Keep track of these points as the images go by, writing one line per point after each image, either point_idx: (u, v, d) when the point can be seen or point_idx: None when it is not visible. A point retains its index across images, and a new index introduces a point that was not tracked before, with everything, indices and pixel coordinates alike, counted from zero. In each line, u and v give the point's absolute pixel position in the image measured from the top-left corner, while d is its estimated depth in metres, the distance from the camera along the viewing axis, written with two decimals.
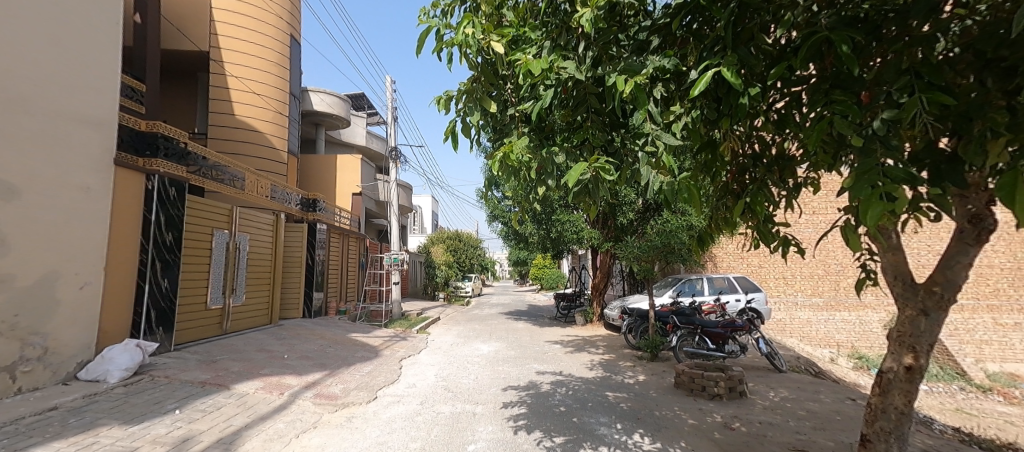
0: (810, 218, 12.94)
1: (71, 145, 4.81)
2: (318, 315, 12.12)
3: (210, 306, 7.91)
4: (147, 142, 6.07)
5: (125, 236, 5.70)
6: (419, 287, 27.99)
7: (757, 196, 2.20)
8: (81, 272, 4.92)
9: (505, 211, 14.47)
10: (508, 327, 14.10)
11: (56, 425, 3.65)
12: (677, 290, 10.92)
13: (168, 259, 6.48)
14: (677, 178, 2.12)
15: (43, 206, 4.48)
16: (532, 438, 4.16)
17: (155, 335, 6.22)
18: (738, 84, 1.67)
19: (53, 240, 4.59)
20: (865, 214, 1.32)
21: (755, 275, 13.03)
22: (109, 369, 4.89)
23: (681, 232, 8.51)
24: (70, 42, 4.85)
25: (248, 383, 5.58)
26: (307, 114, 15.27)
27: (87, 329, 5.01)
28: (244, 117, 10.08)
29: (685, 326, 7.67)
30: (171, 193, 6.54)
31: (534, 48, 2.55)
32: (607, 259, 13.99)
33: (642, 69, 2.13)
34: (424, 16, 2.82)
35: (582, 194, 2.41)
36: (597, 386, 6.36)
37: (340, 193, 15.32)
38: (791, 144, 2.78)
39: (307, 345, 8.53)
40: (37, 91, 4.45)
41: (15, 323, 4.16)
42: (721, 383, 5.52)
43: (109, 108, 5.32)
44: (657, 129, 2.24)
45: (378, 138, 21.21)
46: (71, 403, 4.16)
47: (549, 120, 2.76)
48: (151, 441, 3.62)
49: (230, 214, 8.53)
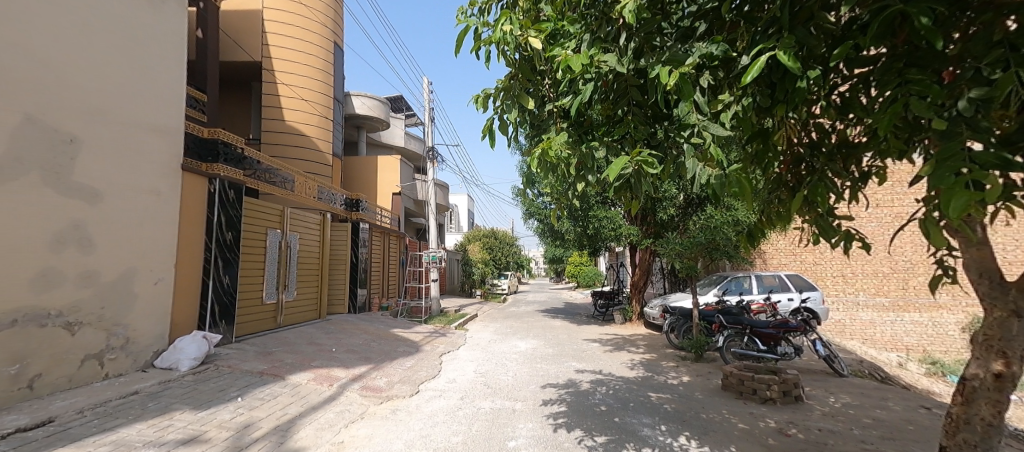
0: (874, 211, 11.99)
1: (143, 152, 5.22)
2: (362, 311, 12.61)
3: (265, 300, 8.43)
4: (209, 149, 6.55)
5: (191, 237, 6.17)
6: (456, 284, 28.67)
7: (817, 187, 2.06)
8: (155, 269, 5.37)
9: (542, 208, 14.43)
10: (545, 324, 14.12)
11: (136, 408, 4.02)
12: (723, 289, 10.42)
13: (229, 257, 6.96)
14: (727, 171, 2.01)
15: (122, 208, 4.91)
16: (573, 437, 4.12)
17: (218, 328, 6.69)
18: (796, 67, 1.56)
19: (131, 238, 5.03)
20: (948, 205, 1.20)
21: (809, 273, 12.38)
22: (179, 358, 5.33)
23: (727, 228, 8.20)
24: (142, 57, 5.29)
25: (300, 374, 5.90)
26: (350, 118, 15.92)
27: (162, 320, 5.48)
28: (293, 122, 10.64)
29: (732, 326, 7.30)
30: (230, 195, 6.99)
31: (573, 42, 2.55)
32: (647, 256, 13.66)
33: (687, 59, 2.08)
34: (462, 15, 2.88)
35: (622, 188, 2.36)
36: (639, 386, 6.22)
37: (381, 193, 15.88)
38: (853, 131, 2.58)
39: (352, 339, 8.89)
40: (116, 103, 4.89)
41: (101, 315, 4.63)
42: (774, 387, 5.23)
43: (176, 117, 5.75)
44: (704, 120, 2.17)
45: (416, 139, 21.73)
46: (149, 388, 4.57)
47: (588, 114, 2.74)
48: (217, 426, 3.91)
49: (281, 214, 9.03)
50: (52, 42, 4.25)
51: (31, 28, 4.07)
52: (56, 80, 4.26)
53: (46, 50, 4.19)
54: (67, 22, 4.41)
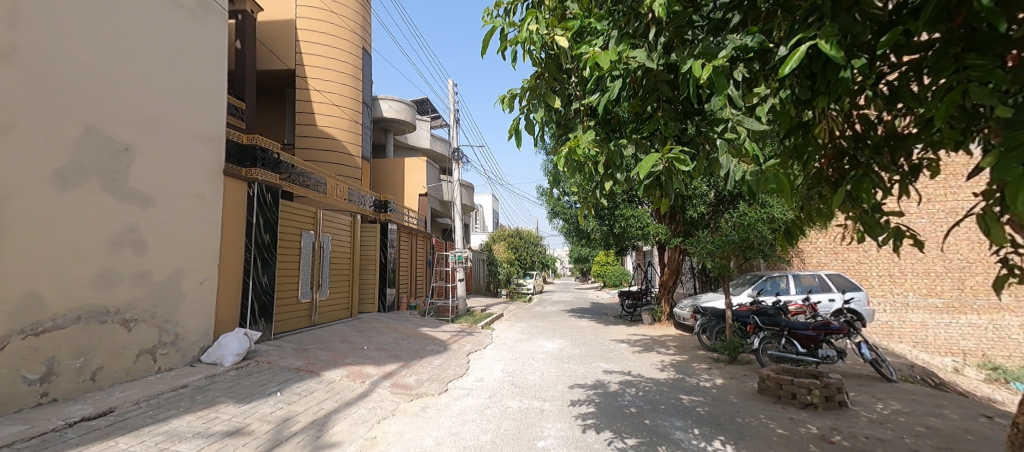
0: (925, 206, 11.26)
1: (188, 158, 5.52)
2: (391, 310, 12.89)
3: (301, 299, 8.76)
4: (248, 154, 6.87)
5: (232, 239, 6.47)
6: (482, 284, 28.87)
7: (863, 182, 1.96)
8: (200, 269, 5.67)
9: (568, 207, 14.34)
10: (571, 324, 14.02)
11: (186, 400, 4.26)
12: (758, 289, 10.02)
13: (267, 257, 7.26)
14: (763, 167, 1.94)
15: (170, 211, 5.21)
16: (602, 438, 4.07)
17: (258, 326, 7.00)
18: (840, 56, 1.49)
19: (179, 240, 5.33)
20: (1015, 199, 1.11)
21: (853, 273, 11.82)
22: (224, 353, 5.61)
23: (762, 226, 7.88)
24: (187, 69, 5.59)
25: (334, 371, 6.10)
26: (378, 121, 16.30)
27: (208, 317, 5.79)
28: (324, 127, 10.99)
29: (769, 328, 7.08)
30: (268, 198, 7.30)
31: (601, 39, 2.52)
32: (676, 255, 13.32)
33: (721, 52, 2.02)
34: (488, 17, 2.90)
35: (652, 186, 2.31)
36: (669, 388, 6.09)
37: (408, 194, 16.20)
38: (902, 121, 2.43)
39: (382, 338, 9.11)
40: (164, 113, 5.18)
41: (153, 312, 4.93)
42: (815, 391, 5.00)
43: (218, 125, 6.05)
44: (739, 115, 2.10)
45: (441, 141, 22.03)
46: (197, 381, 4.83)
47: (616, 112, 2.70)
48: (259, 418, 4.10)
49: (315, 216, 9.35)
50: (110, 57, 4.55)
51: (92, 45, 4.37)
52: (114, 93, 4.56)
53: (105, 64, 4.48)
54: (121, 37, 4.70)
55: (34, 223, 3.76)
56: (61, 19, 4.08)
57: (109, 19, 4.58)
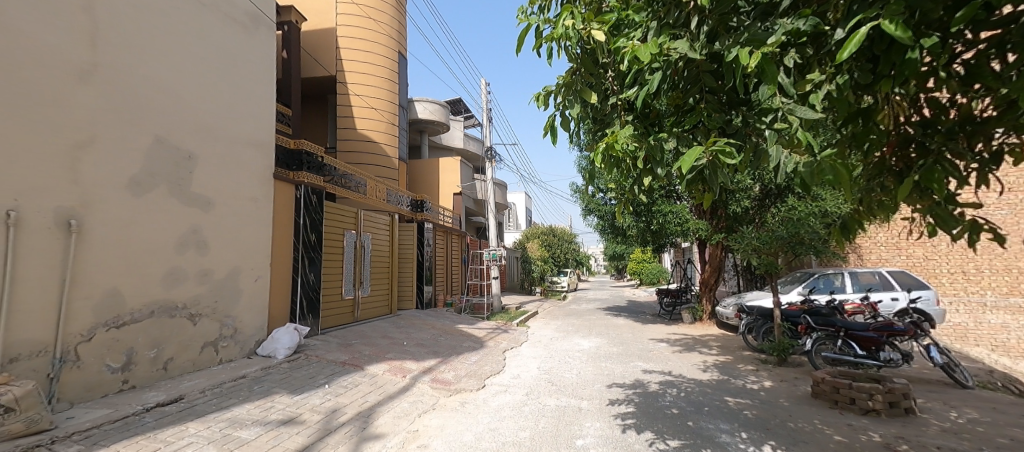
0: (1005, 196, 10.22)
1: (243, 164, 5.88)
2: (429, 307, 13.20)
3: (344, 296, 9.14)
4: (295, 158, 7.25)
5: (282, 239, 6.84)
6: (516, 282, 29.00)
7: (933, 171, 1.80)
8: (255, 267, 6.03)
9: (603, 204, 14.10)
10: (607, 323, 13.81)
11: (245, 390, 4.56)
12: (810, 286, 9.47)
13: (313, 256, 7.63)
14: (818, 157, 1.82)
15: (227, 214, 5.57)
16: (643, 439, 3.99)
17: (306, 321, 7.37)
18: (909, 36, 1.36)
19: (235, 240, 5.69)
20: None
21: (918, 270, 10.88)
22: (277, 347, 5.95)
23: (814, 220, 7.37)
24: (241, 80, 5.94)
25: (377, 365, 6.32)
26: (414, 123, 16.69)
27: (262, 313, 6.16)
28: (363, 130, 11.39)
29: (823, 329, 6.71)
30: (313, 199, 7.65)
31: (639, 31, 2.45)
32: (718, 252, 12.80)
33: (770, 38, 1.91)
34: (523, 15, 2.90)
35: (695, 181, 2.23)
36: (713, 389, 5.87)
37: (443, 194, 16.51)
38: (980, 104, 2.21)
39: (421, 334, 9.34)
40: (220, 121, 5.54)
41: (215, 307, 5.30)
42: (877, 397, 4.65)
43: (267, 132, 6.39)
44: (790, 103, 1.98)
45: (474, 140, 22.26)
46: (254, 372, 5.15)
47: (655, 106, 2.63)
48: (310, 409, 4.32)
49: (356, 216, 9.70)
50: (175, 72, 4.92)
51: (160, 61, 4.74)
52: (178, 105, 4.92)
53: (171, 79, 4.86)
54: (184, 52, 5.06)
55: (115, 226, 4.14)
56: (134, 39, 4.45)
57: (174, 37, 4.94)
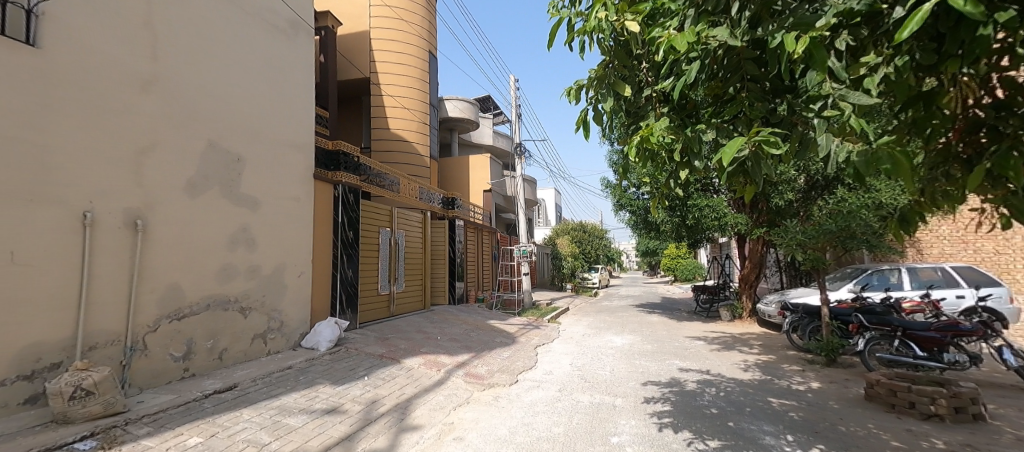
0: None
1: (286, 165, 6.16)
2: (461, 302, 13.39)
3: (380, 292, 9.42)
4: (332, 159, 7.51)
5: (322, 236, 7.13)
6: (546, 278, 28.93)
7: (1009, 158, 1.63)
8: (298, 264, 6.31)
9: (635, 199, 13.82)
10: (641, 320, 13.54)
11: (291, 380, 4.80)
12: (862, 283, 8.92)
13: (351, 253, 7.89)
14: (873, 146, 1.70)
15: (272, 213, 5.86)
16: (681, 438, 3.89)
17: (346, 315, 7.65)
18: (983, 11, 1.23)
19: (280, 238, 5.97)
20: None
21: (987, 265, 10.05)
22: (319, 339, 6.22)
23: (867, 213, 6.91)
24: (284, 86, 6.22)
25: (412, 359, 6.48)
26: (444, 121, 16.92)
27: (306, 306, 6.44)
28: (397, 130, 11.65)
29: (878, 328, 6.24)
30: (350, 198, 7.91)
31: (675, 20, 2.37)
32: (758, 247, 12.28)
33: (820, 20, 1.78)
34: (554, 9, 2.86)
35: (736, 174, 2.13)
36: (755, 389, 5.64)
37: (474, 191, 16.66)
38: None
39: (454, 329, 9.49)
40: (265, 125, 5.82)
41: (263, 301, 5.60)
42: (940, 401, 4.33)
43: (308, 134, 6.66)
44: (842, 89, 1.85)
45: (504, 137, 22.32)
46: (299, 363, 5.41)
47: (693, 96, 2.53)
48: (351, 399, 4.49)
49: (390, 214, 9.96)
50: (224, 80, 5.20)
51: (211, 70, 5.03)
52: (228, 111, 5.21)
53: (222, 86, 5.15)
54: (232, 61, 5.35)
55: (175, 226, 4.45)
56: (189, 50, 4.75)
57: (223, 46, 5.22)
